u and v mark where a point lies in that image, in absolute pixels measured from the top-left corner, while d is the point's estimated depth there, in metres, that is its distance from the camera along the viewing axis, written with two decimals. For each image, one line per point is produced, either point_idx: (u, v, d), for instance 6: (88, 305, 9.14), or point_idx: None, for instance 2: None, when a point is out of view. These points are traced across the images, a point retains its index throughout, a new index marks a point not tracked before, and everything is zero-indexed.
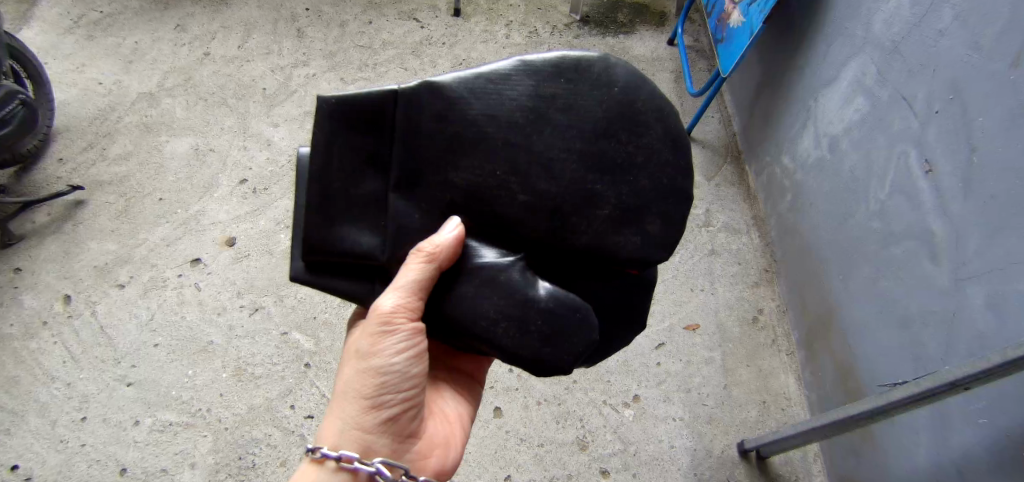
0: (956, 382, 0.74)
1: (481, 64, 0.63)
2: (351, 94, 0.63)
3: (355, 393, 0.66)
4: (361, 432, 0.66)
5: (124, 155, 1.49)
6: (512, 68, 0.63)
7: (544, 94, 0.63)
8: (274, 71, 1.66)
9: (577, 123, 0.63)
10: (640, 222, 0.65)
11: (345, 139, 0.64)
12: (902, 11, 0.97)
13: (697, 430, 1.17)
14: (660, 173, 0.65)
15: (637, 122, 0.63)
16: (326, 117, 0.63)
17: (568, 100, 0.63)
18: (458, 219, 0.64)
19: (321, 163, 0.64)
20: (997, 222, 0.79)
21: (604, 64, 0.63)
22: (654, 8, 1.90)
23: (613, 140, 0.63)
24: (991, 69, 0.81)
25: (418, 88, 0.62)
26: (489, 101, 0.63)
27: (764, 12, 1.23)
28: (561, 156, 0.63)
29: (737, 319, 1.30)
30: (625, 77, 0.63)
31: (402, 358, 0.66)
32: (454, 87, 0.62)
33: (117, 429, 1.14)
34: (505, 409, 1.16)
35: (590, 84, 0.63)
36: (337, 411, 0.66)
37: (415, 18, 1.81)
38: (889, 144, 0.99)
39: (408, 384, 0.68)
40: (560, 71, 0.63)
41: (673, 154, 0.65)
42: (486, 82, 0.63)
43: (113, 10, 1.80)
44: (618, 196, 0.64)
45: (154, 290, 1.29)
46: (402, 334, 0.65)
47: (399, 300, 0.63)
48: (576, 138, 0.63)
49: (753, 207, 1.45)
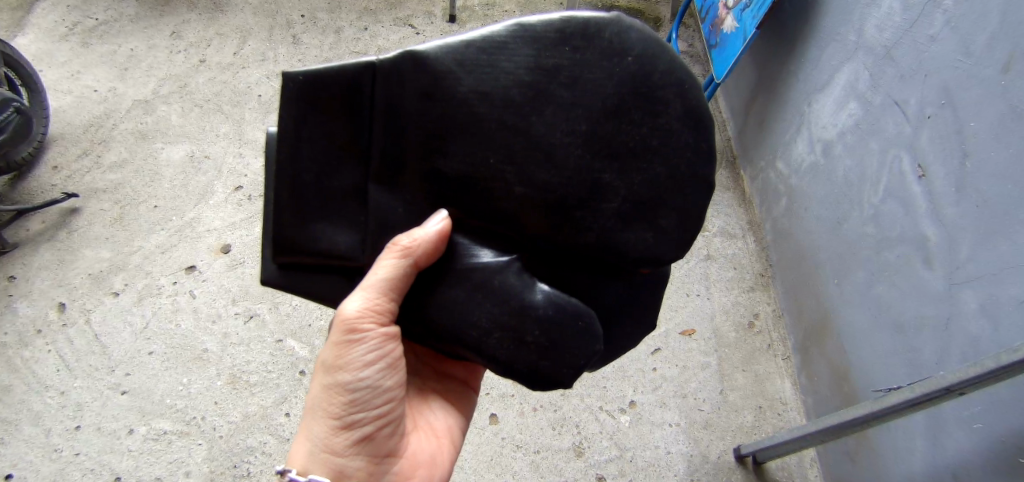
0: (950, 388, 0.74)
1: (473, 31, 0.59)
2: (320, 70, 0.61)
3: (325, 412, 0.67)
4: (333, 451, 0.67)
5: (120, 162, 1.48)
6: (508, 32, 0.59)
7: (545, 66, 0.59)
8: (269, 78, 1.66)
9: (583, 101, 0.60)
10: (653, 219, 0.64)
11: (313, 119, 0.62)
12: (894, 15, 0.97)
13: (694, 436, 1.16)
14: (678, 158, 0.62)
15: (654, 99, 0.60)
16: (293, 94, 0.61)
17: (573, 71, 0.59)
18: (445, 212, 0.63)
19: (290, 149, 0.63)
20: (988, 226, 0.79)
21: (616, 28, 0.59)
22: (648, 13, 1.91)
23: (624, 120, 0.60)
24: (981, 74, 0.81)
25: (399, 58, 0.60)
26: (482, 75, 0.60)
27: (760, 17, 1.22)
28: (565, 141, 0.60)
29: (733, 324, 1.30)
30: (641, 44, 0.59)
31: (370, 372, 0.67)
32: (442, 58, 0.59)
33: (111, 437, 1.14)
34: (500, 416, 1.16)
35: (598, 52, 0.59)
36: (308, 432, 0.68)
37: (410, 24, 1.81)
38: (882, 149, 0.99)
39: (379, 400, 0.68)
40: (565, 37, 0.59)
41: (694, 137, 0.62)
42: (478, 52, 0.59)
43: (108, 17, 1.80)
44: (627, 187, 0.62)
45: (148, 297, 1.29)
46: (369, 344, 0.66)
47: (365, 304, 0.63)
48: (582, 120, 0.60)
49: (749, 211, 1.45)
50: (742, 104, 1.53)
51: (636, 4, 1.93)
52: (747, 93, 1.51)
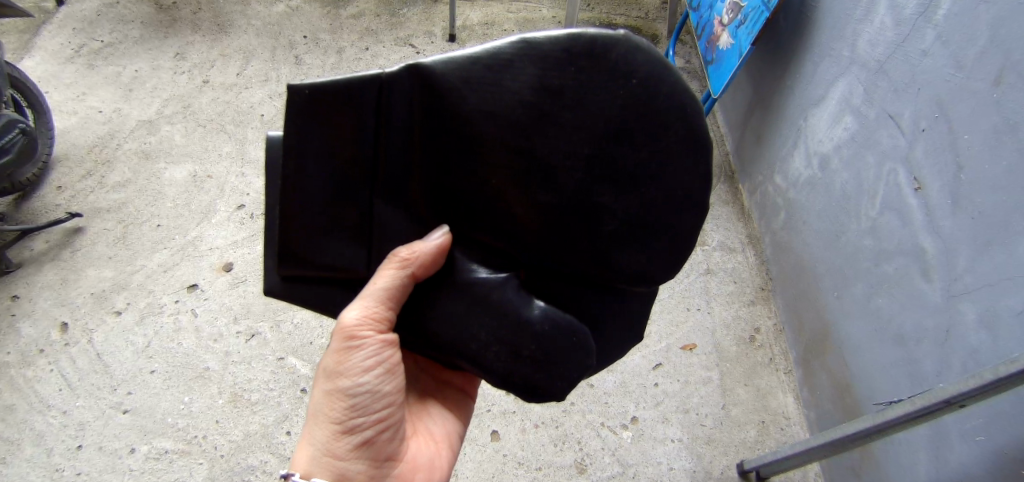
0: (951, 400, 0.73)
1: (479, 47, 0.58)
2: (325, 83, 0.59)
3: (326, 417, 0.68)
4: (335, 455, 0.67)
5: (123, 182, 1.50)
6: (513, 49, 0.58)
7: (550, 86, 0.58)
8: (272, 98, 1.68)
9: (586, 124, 0.59)
10: (648, 241, 0.64)
11: (317, 133, 0.61)
12: (886, 30, 0.98)
13: (696, 451, 1.16)
14: (677, 182, 0.62)
15: (655, 123, 0.59)
16: (299, 106, 0.60)
17: (577, 93, 0.58)
18: (447, 227, 0.65)
19: (294, 167, 0.62)
20: (985, 238, 0.80)
21: (624, 48, 0.57)
22: (645, 31, 1.94)
23: (625, 143, 0.60)
24: (973, 88, 0.82)
25: (404, 74, 0.59)
26: (487, 94, 0.59)
27: (754, 34, 1.24)
28: (566, 163, 0.60)
29: (735, 338, 1.29)
30: (647, 66, 0.58)
31: (370, 377, 0.68)
32: (448, 74, 0.59)
33: (112, 457, 1.13)
34: (502, 432, 1.15)
35: (604, 73, 0.58)
36: (309, 437, 0.68)
37: (411, 44, 1.84)
38: (879, 162, 1.00)
39: (380, 405, 0.69)
40: (572, 57, 0.57)
41: (693, 159, 0.62)
42: (484, 70, 0.59)
43: (113, 39, 1.83)
44: (624, 210, 0.62)
45: (151, 316, 1.29)
46: (369, 351, 0.67)
47: (364, 312, 0.64)
48: (584, 142, 0.60)
49: (748, 226, 1.46)
50: (740, 118, 1.54)
51: (634, 21, 1.96)
52: (744, 107, 1.52)
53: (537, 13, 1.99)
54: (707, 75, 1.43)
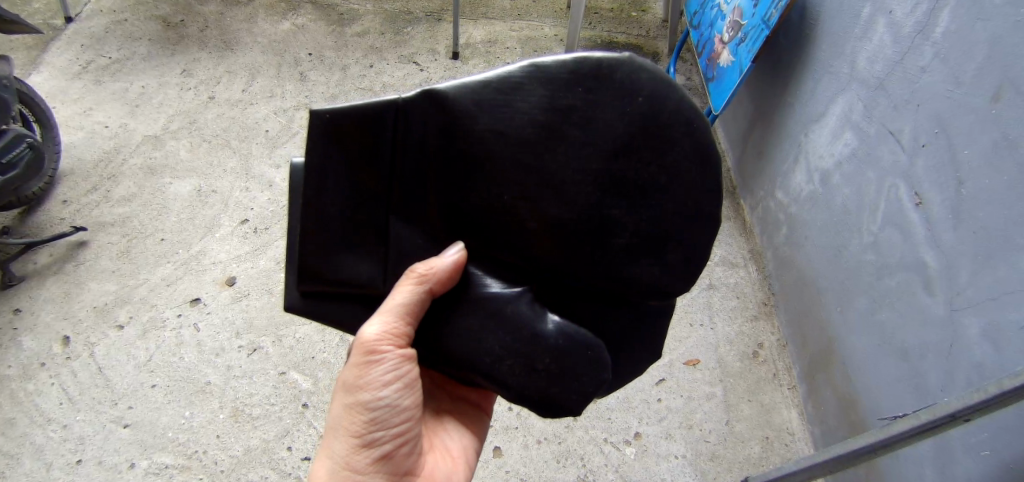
0: (956, 415, 0.72)
1: (490, 71, 0.60)
2: (346, 108, 0.61)
3: (345, 430, 0.68)
4: (353, 468, 0.67)
5: (128, 197, 1.51)
6: (523, 73, 0.59)
7: (559, 106, 0.59)
8: (277, 114, 1.70)
9: (595, 141, 0.60)
10: (661, 254, 0.65)
11: (337, 155, 0.62)
12: (885, 48, 1.00)
13: (700, 468, 1.15)
14: (687, 195, 0.62)
15: (661, 139, 0.60)
16: (320, 131, 0.61)
17: (586, 112, 0.59)
18: (461, 244, 0.65)
19: (315, 187, 0.63)
20: (985, 252, 0.80)
21: (628, 69, 0.58)
22: (647, 49, 1.97)
23: (634, 158, 0.60)
24: (971, 103, 0.83)
25: (417, 99, 0.60)
26: (499, 114, 0.60)
27: (752, 52, 1.26)
28: (577, 179, 0.61)
29: (738, 353, 1.29)
30: (651, 85, 0.59)
31: (389, 392, 0.68)
32: (460, 98, 0.60)
33: (111, 472, 1.12)
34: (504, 448, 1.15)
35: (612, 93, 0.59)
36: (329, 450, 0.68)
37: (416, 61, 1.86)
38: (879, 178, 1.01)
39: (398, 419, 0.69)
40: (579, 79, 0.59)
41: (701, 173, 0.62)
42: (495, 92, 0.60)
43: (121, 56, 1.86)
44: (636, 223, 0.63)
45: (153, 331, 1.29)
46: (388, 366, 0.67)
47: (384, 327, 0.64)
48: (595, 160, 0.60)
49: (750, 241, 1.46)
50: (740, 135, 1.56)
51: (635, 39, 1.99)
52: (744, 125, 1.54)
53: (540, 31, 2.02)
54: (708, 92, 1.45)
